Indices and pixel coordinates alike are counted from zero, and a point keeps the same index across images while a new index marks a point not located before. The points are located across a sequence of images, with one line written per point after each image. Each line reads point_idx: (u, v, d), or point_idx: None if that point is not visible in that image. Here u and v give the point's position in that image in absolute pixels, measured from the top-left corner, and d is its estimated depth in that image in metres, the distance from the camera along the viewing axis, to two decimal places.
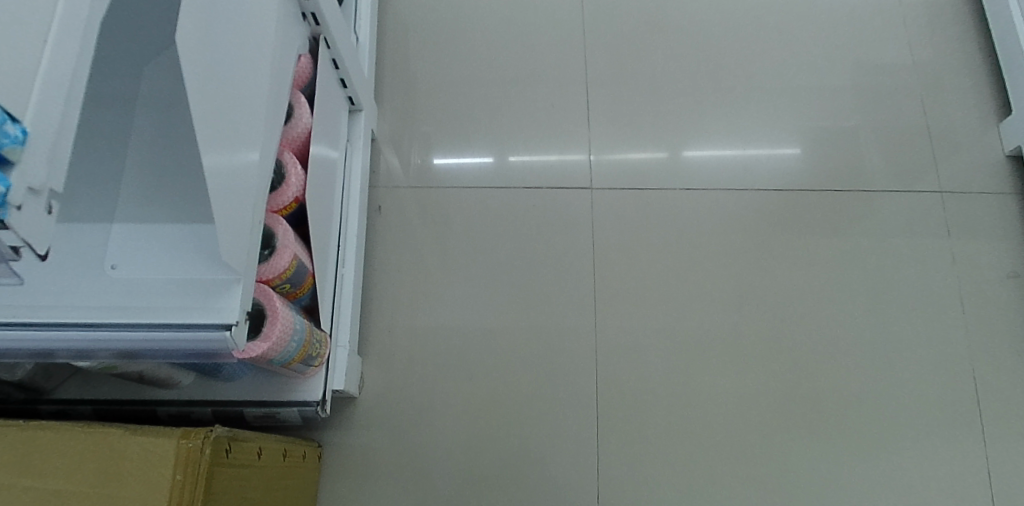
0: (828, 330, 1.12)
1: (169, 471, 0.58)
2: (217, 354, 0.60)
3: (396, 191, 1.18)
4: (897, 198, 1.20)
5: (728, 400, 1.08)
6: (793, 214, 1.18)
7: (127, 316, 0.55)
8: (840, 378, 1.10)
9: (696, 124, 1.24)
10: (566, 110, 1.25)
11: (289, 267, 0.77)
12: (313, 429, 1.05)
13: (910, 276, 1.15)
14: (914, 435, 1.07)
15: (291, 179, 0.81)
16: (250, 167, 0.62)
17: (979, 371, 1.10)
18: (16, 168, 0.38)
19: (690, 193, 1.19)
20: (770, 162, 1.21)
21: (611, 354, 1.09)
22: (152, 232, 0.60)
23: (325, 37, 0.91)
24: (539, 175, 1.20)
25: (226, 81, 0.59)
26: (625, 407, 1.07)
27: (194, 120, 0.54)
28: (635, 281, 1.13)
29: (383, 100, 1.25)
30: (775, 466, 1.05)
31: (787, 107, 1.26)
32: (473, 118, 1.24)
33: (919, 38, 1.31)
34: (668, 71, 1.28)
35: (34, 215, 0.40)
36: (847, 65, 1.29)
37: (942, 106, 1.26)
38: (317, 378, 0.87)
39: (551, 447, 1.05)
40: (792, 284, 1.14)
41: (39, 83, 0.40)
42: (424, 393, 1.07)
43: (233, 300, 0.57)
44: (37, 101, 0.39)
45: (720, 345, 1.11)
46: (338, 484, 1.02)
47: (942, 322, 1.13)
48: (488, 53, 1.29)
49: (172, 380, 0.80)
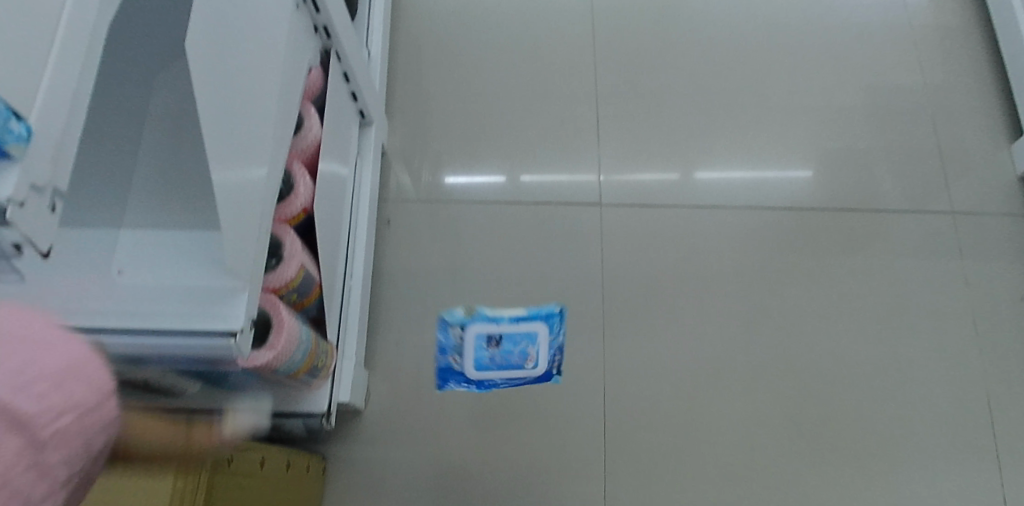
0: (841, 352, 1.10)
1: (170, 478, 0.58)
2: (222, 361, 0.60)
3: (406, 205, 1.18)
4: (909, 220, 1.18)
5: (738, 421, 1.06)
6: (804, 233, 1.17)
7: (133, 322, 0.56)
8: (855, 401, 1.07)
9: (707, 144, 1.23)
10: (577, 130, 1.24)
11: (296, 277, 0.77)
12: (317, 442, 1.04)
13: (923, 296, 1.13)
14: (930, 462, 1.04)
15: (300, 189, 0.81)
16: (258, 181, 0.61)
17: (995, 397, 1.08)
18: (19, 165, 0.37)
19: (700, 212, 1.18)
20: (780, 183, 1.20)
21: (618, 371, 1.08)
22: (155, 237, 0.60)
23: (337, 50, 0.92)
24: (548, 193, 1.19)
25: (238, 89, 0.59)
26: (632, 426, 1.05)
27: (203, 131, 0.53)
28: (644, 300, 1.12)
29: (394, 117, 1.25)
30: (786, 488, 1.03)
31: (799, 128, 1.25)
32: (483, 134, 1.24)
33: (930, 60, 1.31)
34: (679, 92, 1.28)
35: (36, 212, 0.39)
36: (859, 86, 1.28)
37: (953, 127, 1.25)
38: (323, 389, 0.87)
39: (558, 467, 1.03)
40: (804, 305, 1.13)
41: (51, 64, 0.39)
42: (430, 408, 1.06)
43: (238, 307, 0.57)
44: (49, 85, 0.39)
45: (730, 363, 1.09)
46: (342, 499, 1.01)
47: (955, 344, 1.11)
48: (498, 70, 1.29)
49: (177, 390, 0.79)
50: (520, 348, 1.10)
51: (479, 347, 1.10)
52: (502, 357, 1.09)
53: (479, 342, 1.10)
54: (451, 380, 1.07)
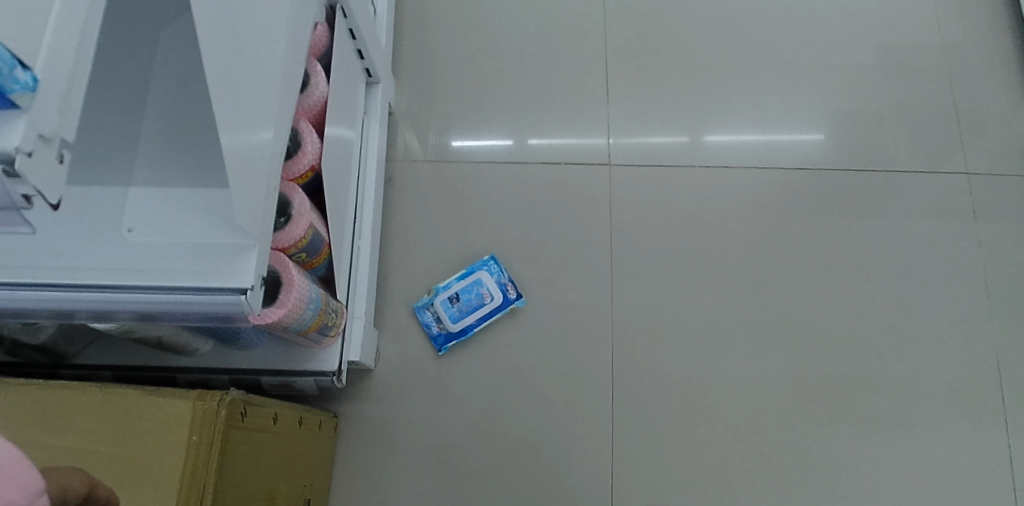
0: (850, 314, 1.10)
1: (186, 431, 0.59)
2: (234, 317, 0.61)
3: (414, 166, 1.17)
4: (922, 181, 1.16)
5: (746, 382, 1.07)
6: (815, 195, 1.16)
7: (143, 279, 0.55)
8: (862, 362, 1.08)
9: (717, 104, 1.21)
10: (586, 91, 1.22)
11: (305, 236, 0.77)
12: (329, 400, 1.06)
13: (935, 259, 1.12)
14: (935, 421, 1.05)
15: (307, 147, 0.81)
16: (266, 138, 0.60)
17: (1002, 359, 1.08)
18: (26, 115, 0.37)
19: (710, 174, 1.17)
20: (793, 145, 1.18)
21: (627, 333, 1.08)
22: (166, 193, 0.59)
23: (342, 6, 0.90)
24: (557, 155, 1.18)
25: (245, 42, 0.57)
26: (640, 386, 1.06)
27: (211, 85, 0.52)
28: (652, 262, 1.12)
29: (400, 76, 1.23)
30: (791, 447, 1.04)
31: (813, 89, 1.22)
32: (490, 94, 1.22)
33: (950, 17, 1.27)
34: (690, 50, 1.25)
35: (45, 163, 0.39)
36: (876, 44, 1.25)
37: (971, 86, 1.22)
38: (334, 348, 0.88)
39: (566, 425, 1.05)
40: (814, 267, 1.12)
41: (54, 14, 0.39)
42: (439, 367, 1.07)
43: (249, 264, 0.57)
44: (53, 38, 0.38)
45: (737, 325, 1.09)
46: (354, 456, 1.03)
47: (965, 307, 1.10)
48: (505, 27, 1.26)
49: (189, 348, 0.81)
50: (475, 292, 1.08)
51: (446, 301, 1.08)
52: (466, 304, 1.08)
53: (442, 301, 1.08)
54: (441, 342, 1.07)
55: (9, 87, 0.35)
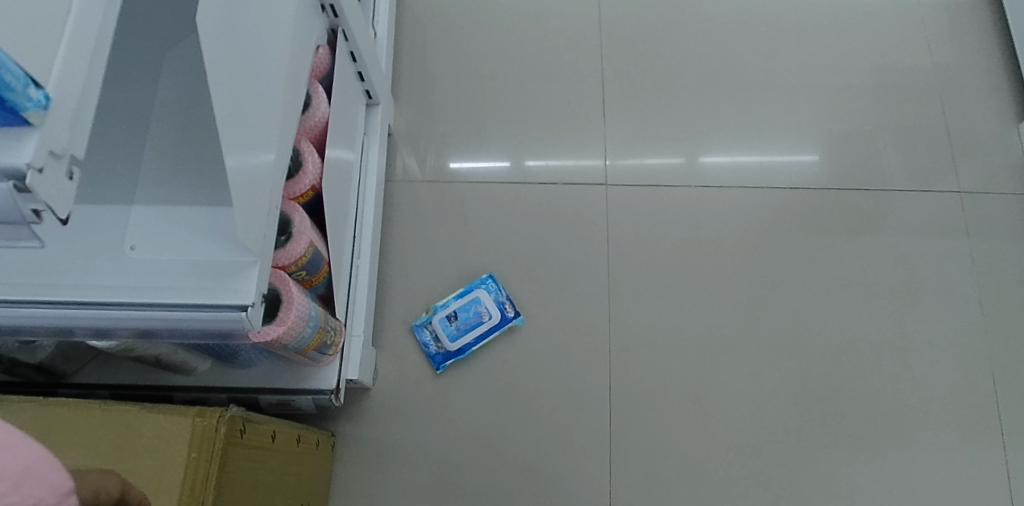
0: (846, 333, 1.10)
1: (184, 449, 0.59)
2: (233, 334, 0.61)
3: (412, 187, 1.18)
4: (915, 199, 1.18)
5: (743, 399, 1.07)
6: (810, 215, 1.17)
7: (144, 296, 0.56)
8: (860, 381, 1.08)
9: (712, 126, 1.23)
10: (583, 113, 1.24)
11: (305, 254, 0.78)
12: (326, 419, 1.05)
13: (928, 277, 1.13)
14: (932, 439, 1.05)
15: (308, 167, 0.82)
16: (266, 160, 0.61)
17: (999, 377, 1.08)
18: (38, 131, 0.38)
19: (706, 194, 1.18)
20: (788, 166, 1.20)
21: (624, 351, 1.09)
22: (168, 213, 0.60)
23: (344, 29, 0.91)
24: (555, 176, 1.19)
25: (248, 65, 0.58)
26: (638, 404, 1.06)
27: (216, 107, 0.52)
28: (649, 281, 1.13)
29: (400, 97, 1.24)
30: (789, 464, 1.04)
31: (807, 111, 1.24)
32: (488, 116, 1.23)
33: (939, 39, 1.29)
34: (685, 72, 1.27)
35: (53, 179, 0.39)
36: (868, 67, 1.27)
37: (961, 107, 1.24)
38: (332, 367, 0.89)
39: (564, 445, 1.04)
40: (810, 286, 1.13)
41: (66, 36, 0.40)
42: (437, 385, 1.07)
43: (249, 282, 0.57)
44: (64, 59, 0.39)
45: (735, 342, 1.10)
46: (351, 475, 1.02)
47: (960, 323, 1.11)
48: (503, 51, 1.28)
49: (187, 366, 0.81)
50: (473, 310, 1.09)
51: (444, 320, 1.08)
52: (465, 322, 1.08)
53: (440, 319, 1.08)
54: (438, 361, 1.07)
55: (23, 106, 0.36)
